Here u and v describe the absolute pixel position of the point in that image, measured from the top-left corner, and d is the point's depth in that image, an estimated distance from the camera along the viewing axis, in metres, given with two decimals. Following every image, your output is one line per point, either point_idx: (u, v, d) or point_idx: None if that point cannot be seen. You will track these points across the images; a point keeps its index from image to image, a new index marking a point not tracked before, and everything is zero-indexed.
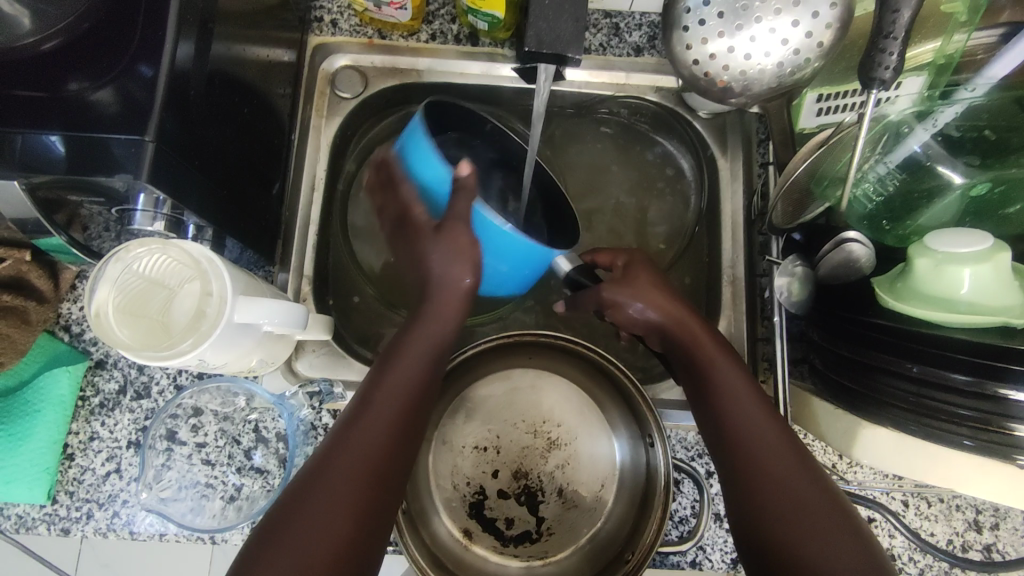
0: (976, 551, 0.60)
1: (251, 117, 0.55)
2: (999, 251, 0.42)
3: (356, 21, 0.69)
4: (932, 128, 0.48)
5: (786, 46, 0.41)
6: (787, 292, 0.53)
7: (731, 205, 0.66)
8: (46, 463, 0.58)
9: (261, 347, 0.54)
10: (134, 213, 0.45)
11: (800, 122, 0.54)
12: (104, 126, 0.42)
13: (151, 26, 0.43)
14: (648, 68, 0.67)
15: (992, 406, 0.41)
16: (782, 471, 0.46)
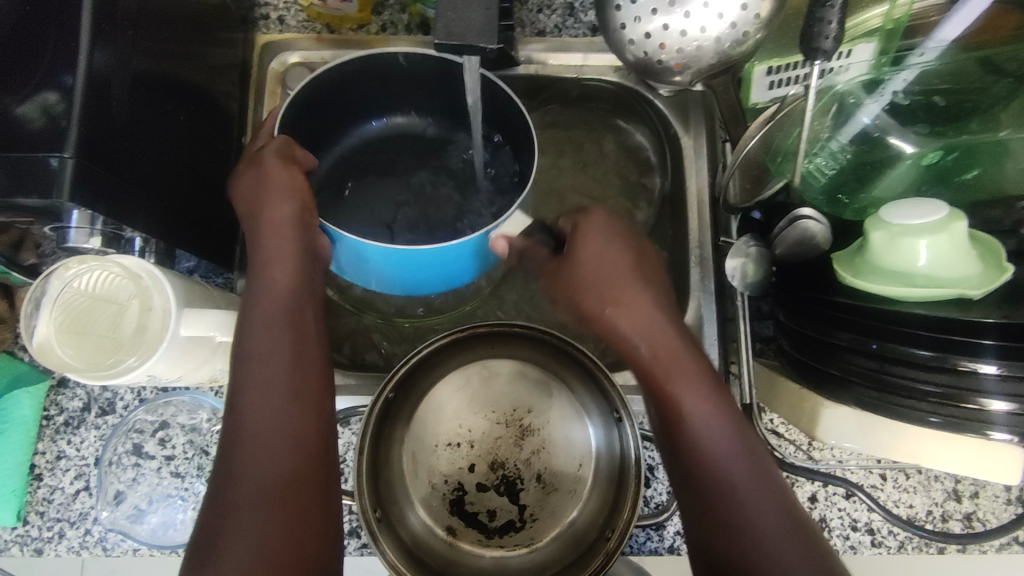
0: (957, 521, 0.59)
1: (191, 121, 0.54)
2: (954, 221, 0.41)
3: (303, 16, 0.67)
4: (882, 99, 0.47)
5: (722, 21, 0.40)
6: (742, 274, 0.52)
7: (696, 182, 0.64)
8: (13, 485, 0.58)
9: (220, 356, 0.53)
10: (68, 231, 0.45)
11: (751, 97, 0.53)
12: (25, 143, 0.40)
13: (65, 36, 0.41)
14: (604, 47, 0.65)
15: (957, 378, 0.41)
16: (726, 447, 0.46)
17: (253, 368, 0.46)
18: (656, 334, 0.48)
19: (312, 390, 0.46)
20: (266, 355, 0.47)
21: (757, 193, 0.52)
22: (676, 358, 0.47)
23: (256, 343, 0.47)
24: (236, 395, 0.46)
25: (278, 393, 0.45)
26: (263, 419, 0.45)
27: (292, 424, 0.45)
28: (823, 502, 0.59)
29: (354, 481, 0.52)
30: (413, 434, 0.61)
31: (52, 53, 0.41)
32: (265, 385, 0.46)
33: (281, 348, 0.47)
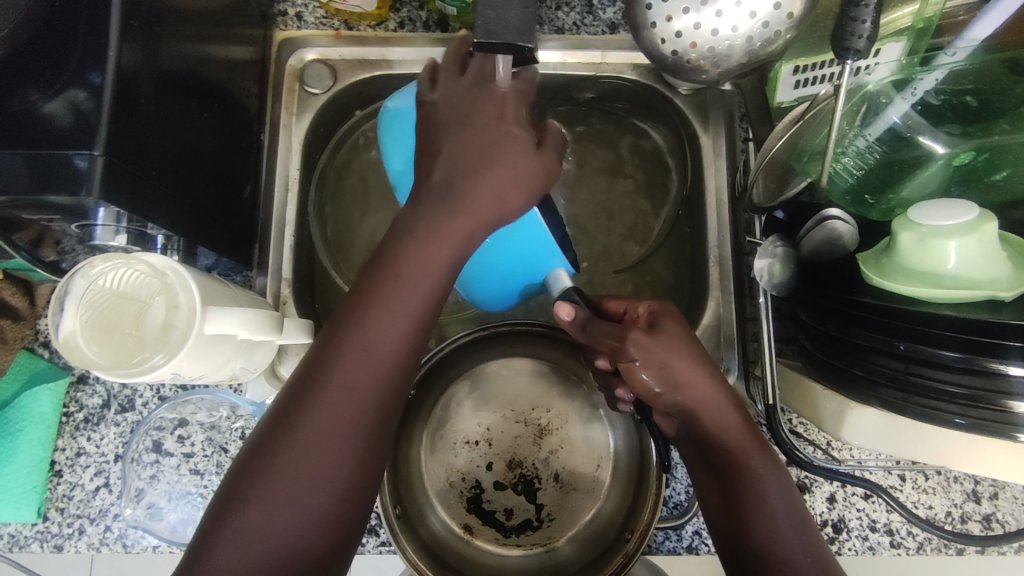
0: (976, 522, 0.59)
1: (212, 118, 0.54)
2: (984, 222, 0.41)
3: (321, 13, 0.67)
4: (911, 98, 0.47)
5: (753, 19, 0.39)
6: (768, 275, 0.52)
7: (715, 181, 0.64)
8: (34, 482, 0.58)
9: (241, 353, 0.53)
10: (95, 228, 0.45)
11: (777, 96, 0.52)
12: (54, 141, 0.40)
13: (93, 33, 0.41)
14: (624, 45, 0.65)
15: (985, 381, 0.40)
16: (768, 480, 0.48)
17: (322, 403, 0.43)
18: (722, 421, 0.49)
19: (375, 441, 0.44)
20: (339, 389, 0.43)
21: (780, 193, 0.52)
22: (740, 443, 0.49)
23: (328, 370, 0.44)
24: (288, 422, 0.43)
25: (338, 434, 0.43)
26: (316, 461, 0.42)
27: (346, 468, 0.43)
28: (842, 503, 0.59)
29: (378, 477, 0.52)
30: (431, 432, 0.62)
31: (81, 50, 0.41)
32: (332, 421, 0.43)
33: (357, 388, 0.44)
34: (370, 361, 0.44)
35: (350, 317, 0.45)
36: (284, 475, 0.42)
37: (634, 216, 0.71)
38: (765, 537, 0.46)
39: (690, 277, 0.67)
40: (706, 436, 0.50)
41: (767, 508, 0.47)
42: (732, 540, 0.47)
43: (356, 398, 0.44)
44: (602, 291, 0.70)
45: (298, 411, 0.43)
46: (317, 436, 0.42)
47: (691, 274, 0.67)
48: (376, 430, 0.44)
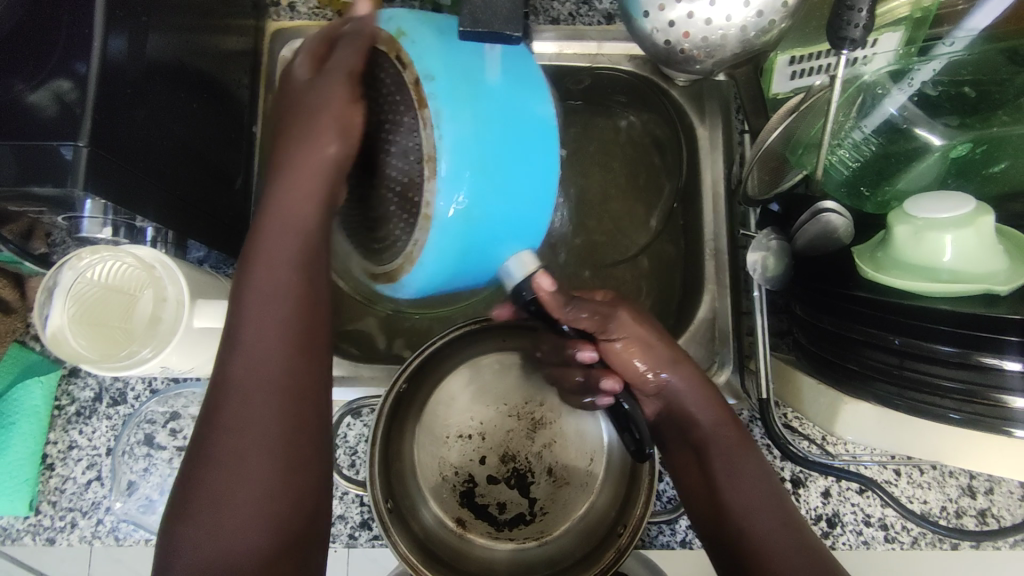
0: (971, 517, 0.59)
1: (202, 109, 0.53)
2: (981, 215, 0.40)
3: (314, 3, 0.66)
4: (908, 88, 0.47)
5: (748, 8, 0.39)
6: (762, 268, 0.51)
7: (712, 174, 0.63)
8: (25, 475, 0.57)
9: None
10: (82, 221, 0.44)
11: (772, 88, 0.52)
12: (39, 132, 0.40)
13: (77, 21, 0.40)
14: (620, 36, 0.64)
15: (979, 376, 0.39)
16: (733, 458, 0.51)
17: (235, 394, 0.43)
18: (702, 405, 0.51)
19: (296, 414, 0.43)
20: (248, 373, 0.43)
21: (775, 186, 0.51)
22: (722, 427, 0.51)
23: (235, 354, 0.43)
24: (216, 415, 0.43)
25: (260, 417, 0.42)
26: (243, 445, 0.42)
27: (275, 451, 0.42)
28: (836, 498, 0.59)
29: (370, 472, 0.52)
30: (424, 426, 0.61)
31: (65, 40, 0.40)
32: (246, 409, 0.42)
33: (263, 369, 0.43)
34: (271, 343, 0.43)
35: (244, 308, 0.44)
36: (218, 477, 0.42)
37: (628, 209, 0.71)
38: (740, 510, 0.49)
39: (685, 270, 0.67)
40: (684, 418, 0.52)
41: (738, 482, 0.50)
42: (712, 514, 0.50)
43: (263, 379, 0.43)
44: (597, 284, 0.69)
45: (214, 408, 0.43)
46: (239, 429, 0.42)
47: (685, 267, 0.67)
48: (298, 402, 0.43)
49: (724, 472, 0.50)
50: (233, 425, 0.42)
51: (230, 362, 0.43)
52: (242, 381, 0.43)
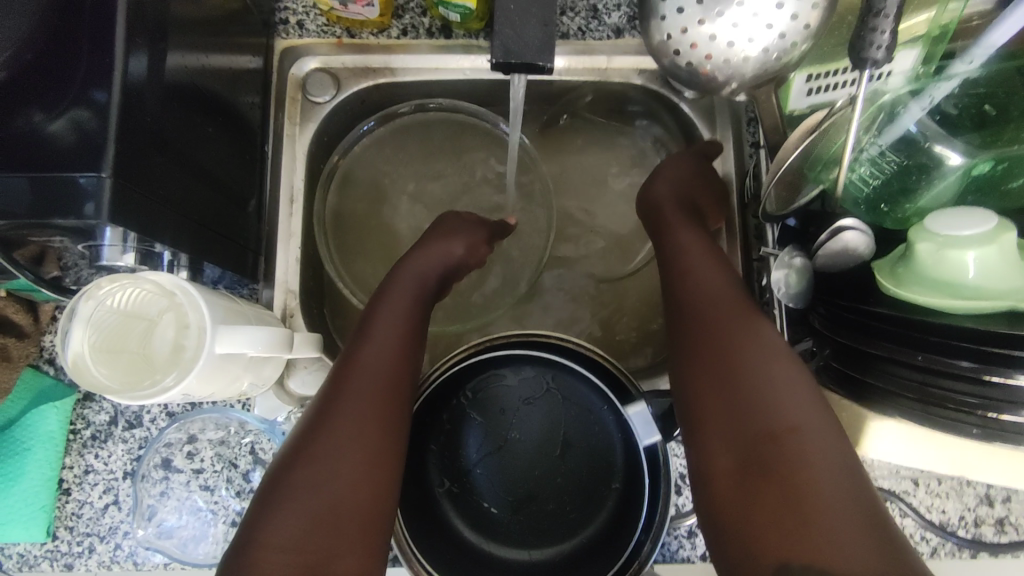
0: (989, 526, 0.59)
1: (216, 132, 0.53)
2: (1003, 232, 0.40)
3: (322, 21, 0.65)
4: (927, 106, 0.46)
5: (771, 31, 0.39)
6: (785, 285, 0.51)
7: (724, 187, 0.63)
8: (42, 501, 0.57)
9: (249, 370, 0.53)
10: (102, 248, 0.44)
11: (788, 104, 0.52)
12: (58, 162, 0.40)
13: (98, 50, 0.40)
14: (630, 50, 0.64)
15: (998, 392, 0.39)
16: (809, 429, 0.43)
17: (351, 377, 0.51)
18: (688, 279, 0.54)
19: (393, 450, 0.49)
20: (332, 435, 0.47)
21: (792, 201, 0.51)
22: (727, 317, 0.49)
23: (358, 350, 0.53)
24: (337, 391, 0.50)
25: (368, 392, 0.50)
26: (351, 408, 0.49)
27: (374, 422, 0.49)
28: None
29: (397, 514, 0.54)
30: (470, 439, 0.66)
31: (85, 69, 0.40)
32: (337, 449, 0.46)
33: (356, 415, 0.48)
34: (362, 403, 0.49)
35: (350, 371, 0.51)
36: (291, 475, 0.45)
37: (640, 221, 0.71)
38: (782, 426, 0.43)
39: None
40: (677, 302, 0.53)
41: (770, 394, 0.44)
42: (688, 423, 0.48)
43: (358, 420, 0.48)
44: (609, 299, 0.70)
45: (337, 387, 0.50)
46: (336, 447, 0.46)
47: None
48: (391, 399, 0.51)
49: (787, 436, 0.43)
50: (352, 397, 0.49)
51: (325, 413, 0.48)
52: (321, 441, 0.47)
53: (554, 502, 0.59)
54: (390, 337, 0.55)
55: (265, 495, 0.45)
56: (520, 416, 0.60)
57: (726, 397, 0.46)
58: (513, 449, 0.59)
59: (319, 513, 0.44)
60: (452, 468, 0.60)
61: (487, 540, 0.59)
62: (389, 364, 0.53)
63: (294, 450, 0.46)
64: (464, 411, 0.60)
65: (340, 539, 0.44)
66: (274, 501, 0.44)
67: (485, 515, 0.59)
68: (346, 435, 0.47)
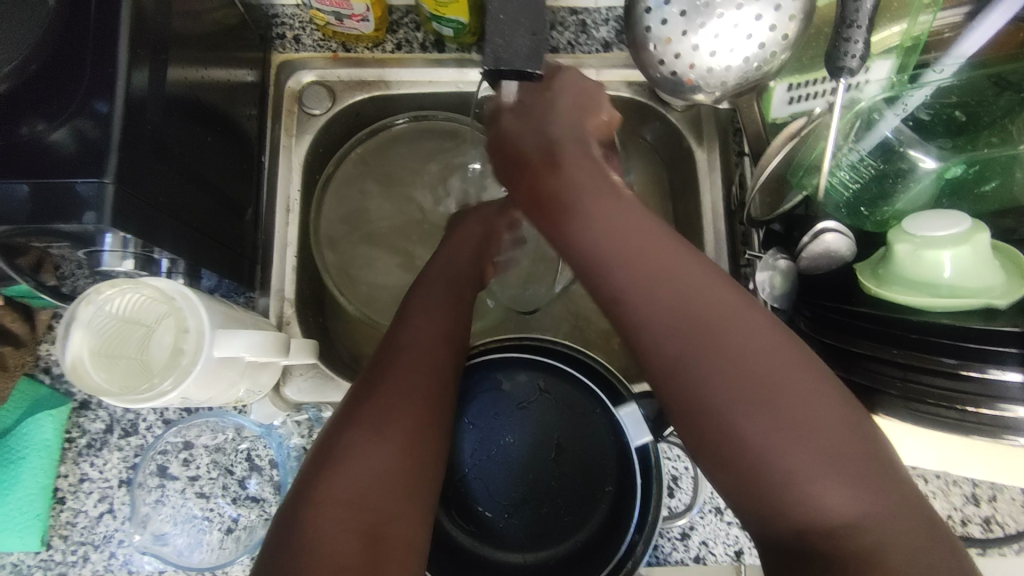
0: (976, 525, 0.60)
1: (216, 142, 0.55)
2: (976, 232, 0.42)
3: (319, 35, 0.67)
4: (902, 112, 0.48)
5: (751, 41, 0.41)
6: (769, 287, 0.52)
7: (710, 195, 0.65)
8: (37, 510, 0.57)
9: (246, 376, 0.54)
10: (102, 254, 0.45)
11: (770, 113, 0.53)
12: (59, 169, 0.41)
13: (102, 61, 0.41)
14: (618, 64, 0.66)
15: (978, 387, 0.41)
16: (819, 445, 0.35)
17: (402, 340, 0.51)
18: (691, 301, 0.38)
19: (440, 414, 0.49)
20: (385, 393, 0.47)
21: (777, 207, 0.53)
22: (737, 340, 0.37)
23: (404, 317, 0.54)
24: (388, 353, 0.50)
25: (420, 355, 0.51)
26: (404, 368, 0.49)
27: (424, 384, 0.49)
28: None
29: None
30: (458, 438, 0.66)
31: (89, 79, 0.41)
32: (388, 411, 0.46)
33: (407, 395, 0.48)
34: (414, 366, 0.50)
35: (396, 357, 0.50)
36: (342, 432, 0.45)
37: None
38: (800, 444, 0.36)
39: None
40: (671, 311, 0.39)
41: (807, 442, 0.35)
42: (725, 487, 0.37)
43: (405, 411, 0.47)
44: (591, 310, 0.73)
45: (386, 350, 0.51)
46: (388, 405, 0.47)
47: None
48: (439, 364, 0.51)
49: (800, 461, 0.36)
50: (406, 356, 0.50)
51: (380, 372, 0.49)
52: (374, 398, 0.47)
53: (548, 505, 0.59)
54: (434, 307, 0.55)
55: (320, 451, 0.45)
56: (514, 421, 0.60)
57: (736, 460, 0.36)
58: (506, 454, 0.60)
59: (375, 470, 0.44)
60: (448, 473, 0.60)
61: (482, 544, 0.59)
62: (440, 328, 0.54)
63: (346, 408, 0.47)
64: (458, 417, 0.61)
65: (393, 498, 0.44)
66: (328, 456, 0.44)
67: (479, 519, 0.59)
68: (398, 394, 0.47)
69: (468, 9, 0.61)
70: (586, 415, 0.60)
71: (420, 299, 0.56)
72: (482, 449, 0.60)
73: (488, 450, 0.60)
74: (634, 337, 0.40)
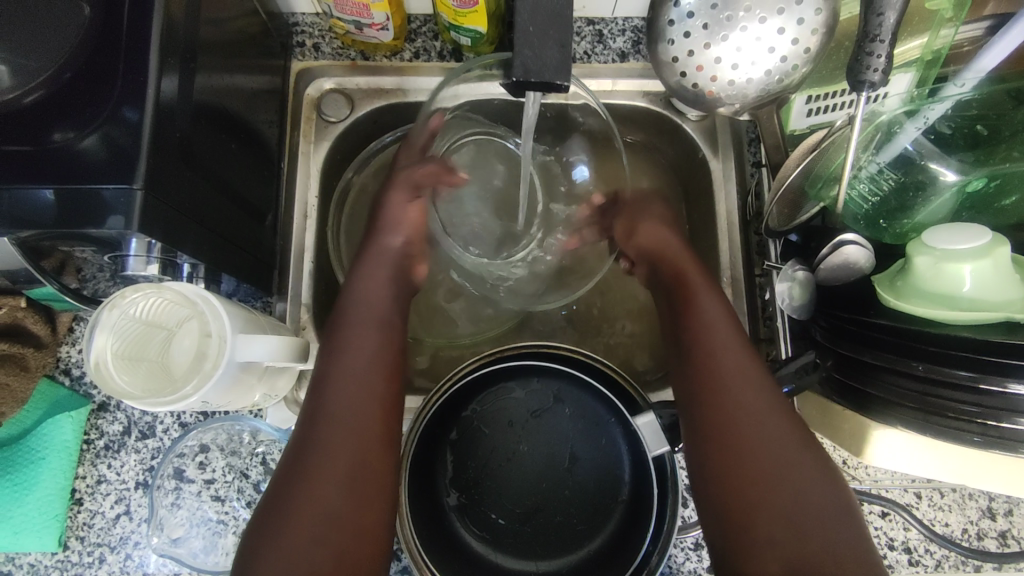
0: (992, 539, 0.59)
1: (238, 149, 0.55)
2: (998, 245, 0.42)
3: (338, 44, 0.68)
4: (922, 125, 0.48)
5: (773, 55, 0.42)
6: (788, 297, 0.52)
7: (726, 205, 0.66)
8: (55, 510, 0.58)
9: (263, 381, 0.54)
10: (127, 259, 0.46)
11: (790, 124, 0.54)
12: (88, 175, 0.41)
13: (133, 69, 0.42)
14: (634, 73, 0.66)
15: (994, 401, 0.40)
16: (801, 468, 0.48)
17: (334, 387, 0.52)
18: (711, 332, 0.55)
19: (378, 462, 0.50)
20: (317, 450, 0.49)
21: (793, 218, 0.54)
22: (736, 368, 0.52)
23: (335, 357, 0.54)
24: (321, 401, 0.51)
25: (350, 405, 0.51)
26: (335, 421, 0.50)
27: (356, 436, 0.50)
28: None
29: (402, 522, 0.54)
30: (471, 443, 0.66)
31: (120, 87, 0.42)
32: (321, 470, 0.48)
33: (338, 450, 0.49)
34: (342, 418, 0.50)
35: (326, 416, 0.50)
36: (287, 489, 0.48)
37: None
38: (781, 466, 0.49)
39: None
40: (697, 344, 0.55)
41: (802, 503, 0.47)
42: (723, 519, 0.49)
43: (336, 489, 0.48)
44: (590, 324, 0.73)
45: (320, 398, 0.51)
46: (321, 463, 0.48)
47: None
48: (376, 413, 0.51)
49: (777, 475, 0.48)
50: (336, 409, 0.51)
51: (315, 424, 0.50)
52: (310, 455, 0.49)
53: (560, 515, 0.60)
54: (356, 343, 0.54)
55: (265, 506, 0.48)
56: (529, 429, 0.61)
57: (762, 511, 0.48)
58: (520, 461, 0.60)
59: (307, 532, 0.46)
60: (462, 478, 0.61)
61: (493, 551, 0.59)
62: (369, 370, 0.53)
63: (289, 460, 0.49)
64: (474, 425, 0.61)
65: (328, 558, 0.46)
66: (269, 514, 0.47)
67: (491, 525, 0.60)
68: (330, 452, 0.49)
69: (487, 19, 0.61)
70: (603, 422, 0.60)
71: (337, 335, 0.55)
72: (495, 456, 0.60)
73: (502, 457, 0.60)
74: (710, 386, 0.52)
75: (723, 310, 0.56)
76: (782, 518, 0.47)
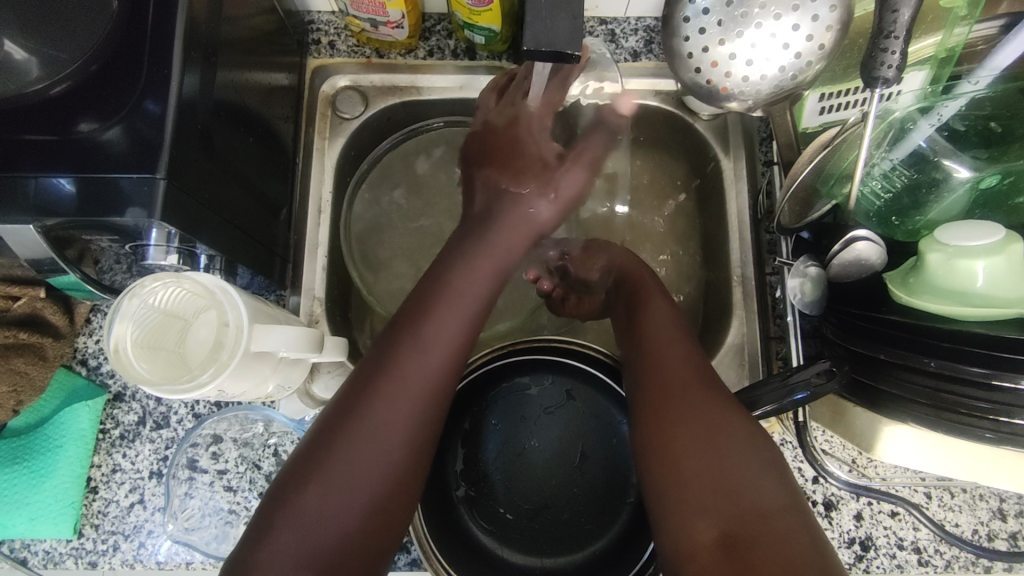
0: (1002, 540, 0.59)
1: (256, 143, 0.56)
2: (1010, 242, 0.42)
3: (353, 41, 0.69)
4: (936, 123, 0.49)
5: (787, 51, 0.42)
6: (800, 293, 0.53)
7: (736, 204, 0.66)
8: (71, 498, 0.58)
9: (277, 372, 0.55)
10: (148, 249, 0.47)
11: (802, 122, 0.55)
12: (111, 166, 0.42)
13: (157, 63, 0.43)
14: (647, 73, 0.67)
15: (1005, 397, 0.40)
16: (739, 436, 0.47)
17: (388, 376, 0.49)
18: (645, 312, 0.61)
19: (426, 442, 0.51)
20: (363, 427, 0.47)
21: (806, 215, 0.54)
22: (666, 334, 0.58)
23: (395, 348, 0.50)
24: (371, 387, 0.48)
25: (405, 393, 0.49)
26: (389, 406, 0.48)
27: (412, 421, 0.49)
28: (869, 521, 0.60)
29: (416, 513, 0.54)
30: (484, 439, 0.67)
31: (144, 80, 0.43)
32: (366, 444, 0.47)
33: (387, 430, 0.47)
34: (397, 406, 0.48)
35: (374, 397, 0.48)
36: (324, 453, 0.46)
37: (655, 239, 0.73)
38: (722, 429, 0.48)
39: (717, 295, 0.69)
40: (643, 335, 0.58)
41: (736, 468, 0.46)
42: (659, 481, 0.48)
43: (378, 468, 0.46)
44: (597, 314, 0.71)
45: (371, 386, 0.48)
46: (368, 438, 0.47)
47: (718, 293, 0.69)
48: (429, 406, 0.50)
49: (720, 436, 0.47)
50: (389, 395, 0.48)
51: (364, 404, 0.48)
52: (354, 430, 0.47)
53: (568, 511, 0.60)
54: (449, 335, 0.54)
55: (296, 469, 0.46)
56: (539, 425, 0.61)
57: (692, 481, 0.47)
58: (529, 457, 0.61)
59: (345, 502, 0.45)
60: (473, 472, 0.61)
61: (501, 545, 0.59)
62: (433, 362, 0.51)
63: (328, 432, 0.47)
64: (486, 419, 0.62)
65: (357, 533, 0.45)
66: (305, 476, 0.45)
67: (500, 520, 0.60)
68: (382, 429, 0.47)
69: (501, 17, 0.62)
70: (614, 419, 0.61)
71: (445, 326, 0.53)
72: (506, 451, 0.61)
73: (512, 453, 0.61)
74: (650, 365, 0.55)
75: (670, 318, 0.60)
76: (727, 488, 0.45)
